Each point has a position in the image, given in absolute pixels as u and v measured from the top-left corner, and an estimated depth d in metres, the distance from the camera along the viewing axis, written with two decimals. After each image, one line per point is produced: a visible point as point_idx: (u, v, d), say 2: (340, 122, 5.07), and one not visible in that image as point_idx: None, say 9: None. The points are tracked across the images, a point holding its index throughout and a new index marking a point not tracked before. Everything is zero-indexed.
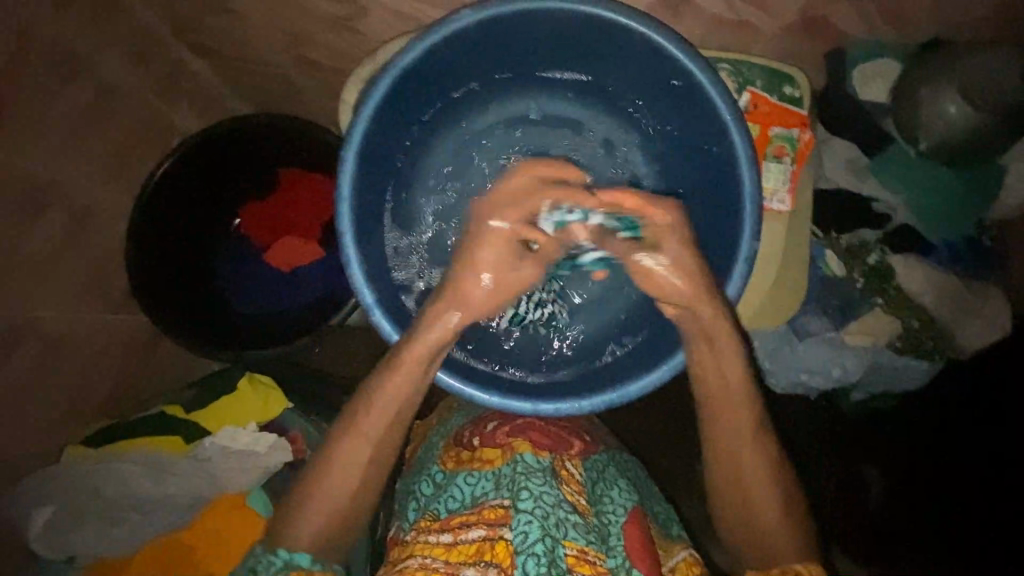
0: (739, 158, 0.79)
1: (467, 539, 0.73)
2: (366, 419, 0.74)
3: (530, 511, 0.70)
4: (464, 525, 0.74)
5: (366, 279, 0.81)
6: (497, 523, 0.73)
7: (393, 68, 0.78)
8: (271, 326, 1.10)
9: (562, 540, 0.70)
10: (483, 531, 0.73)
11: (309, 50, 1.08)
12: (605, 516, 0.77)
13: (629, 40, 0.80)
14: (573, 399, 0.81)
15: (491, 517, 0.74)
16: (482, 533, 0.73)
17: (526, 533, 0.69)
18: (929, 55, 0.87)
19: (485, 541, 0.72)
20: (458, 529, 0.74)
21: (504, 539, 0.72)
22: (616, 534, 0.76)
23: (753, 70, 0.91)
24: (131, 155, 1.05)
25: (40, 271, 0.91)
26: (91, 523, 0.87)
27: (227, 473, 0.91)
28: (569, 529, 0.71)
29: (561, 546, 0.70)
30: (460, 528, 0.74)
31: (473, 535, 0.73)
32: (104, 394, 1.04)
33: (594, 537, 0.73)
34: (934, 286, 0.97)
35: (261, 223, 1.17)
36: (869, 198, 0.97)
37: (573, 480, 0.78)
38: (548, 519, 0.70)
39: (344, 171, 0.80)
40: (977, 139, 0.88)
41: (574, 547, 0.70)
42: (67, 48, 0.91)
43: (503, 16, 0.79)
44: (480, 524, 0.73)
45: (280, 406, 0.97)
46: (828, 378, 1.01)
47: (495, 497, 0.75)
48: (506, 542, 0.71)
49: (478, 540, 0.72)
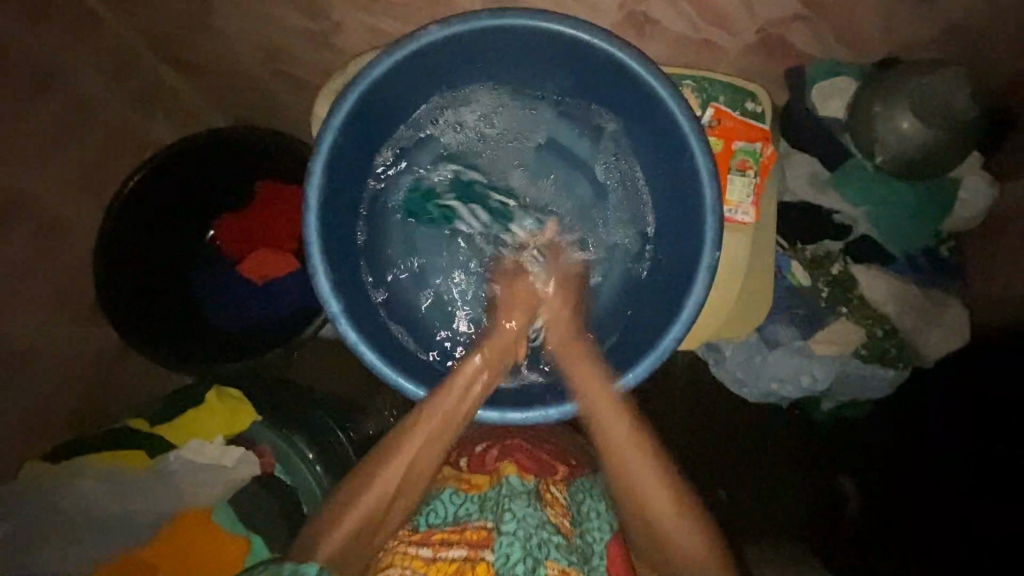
0: (700, 170, 0.81)
1: (447, 557, 0.72)
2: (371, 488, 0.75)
3: (513, 534, 0.70)
4: (445, 542, 0.73)
5: (334, 289, 0.81)
6: (480, 544, 0.72)
7: (364, 80, 0.79)
8: (247, 339, 1.10)
9: (543, 561, 0.70)
10: (465, 550, 0.72)
11: (286, 65, 1.08)
12: (589, 535, 0.78)
13: (593, 57, 0.82)
14: (541, 407, 0.82)
15: (474, 538, 0.73)
16: (463, 553, 0.72)
17: (509, 554, 0.70)
18: (882, 73, 0.89)
19: (465, 561, 0.71)
20: (439, 545, 0.73)
21: (485, 561, 0.71)
22: (598, 554, 0.77)
23: (716, 86, 0.93)
24: (105, 167, 1.06)
25: (8, 283, 0.90)
26: (50, 543, 0.84)
27: (196, 487, 0.90)
28: (551, 550, 0.72)
29: (542, 567, 0.70)
30: (440, 544, 0.73)
31: (455, 553, 0.72)
32: (69, 409, 1.01)
33: (575, 558, 0.73)
34: (895, 298, 1.00)
35: (234, 236, 1.17)
36: (831, 211, 1.00)
37: (557, 503, 0.78)
38: (530, 541, 0.71)
39: (314, 177, 0.81)
40: (931, 153, 0.89)
41: (555, 568, 0.71)
42: (42, 59, 0.91)
43: (474, 33, 0.80)
44: (462, 544, 0.73)
45: (249, 420, 0.96)
46: (796, 387, 1.03)
47: (479, 519, 0.75)
48: (488, 563, 0.71)
49: (458, 560, 0.72)
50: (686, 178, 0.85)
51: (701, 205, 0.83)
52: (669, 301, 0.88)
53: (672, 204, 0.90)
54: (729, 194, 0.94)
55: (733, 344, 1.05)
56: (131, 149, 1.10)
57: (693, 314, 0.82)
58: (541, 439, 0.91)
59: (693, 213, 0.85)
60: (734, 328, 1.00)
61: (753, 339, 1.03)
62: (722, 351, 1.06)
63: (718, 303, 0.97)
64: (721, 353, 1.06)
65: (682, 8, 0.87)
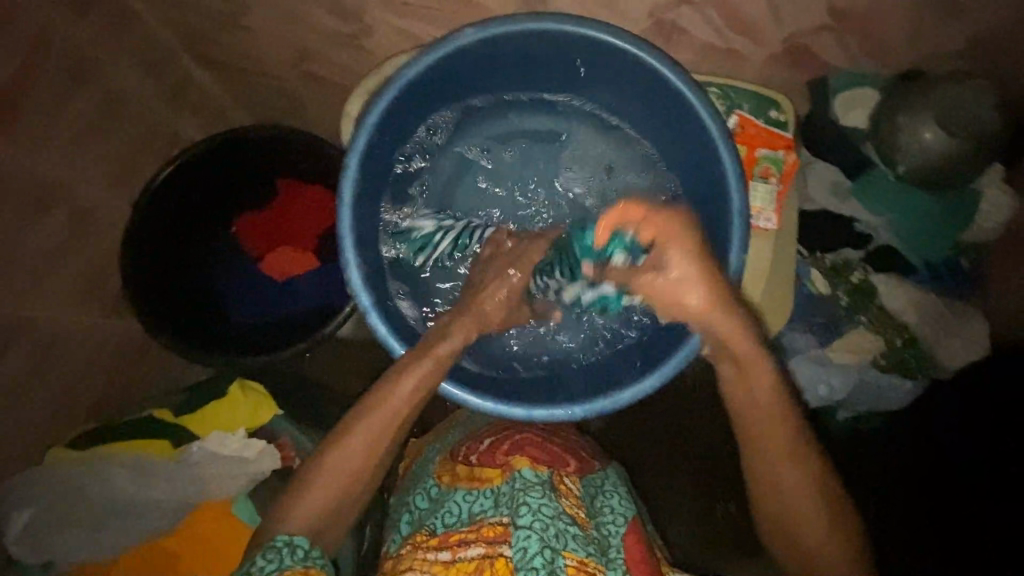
0: (727, 172, 0.82)
1: (465, 556, 0.73)
2: (342, 457, 0.73)
3: (529, 527, 0.70)
4: (462, 542, 0.74)
5: (364, 282, 0.82)
6: (497, 540, 0.73)
7: (401, 78, 0.80)
8: (263, 336, 1.11)
9: (561, 551, 0.70)
10: (482, 548, 0.73)
11: (316, 66, 1.10)
12: (605, 528, 0.78)
13: (622, 60, 0.83)
14: (565, 405, 0.81)
15: (490, 534, 0.74)
16: (481, 550, 0.73)
17: (526, 547, 0.69)
18: (906, 84, 0.90)
19: (484, 559, 0.72)
20: (457, 547, 0.74)
21: (505, 556, 0.72)
22: (615, 546, 0.76)
23: (739, 94, 0.94)
24: (135, 162, 1.08)
25: (38, 272, 0.91)
26: (72, 529, 0.85)
27: (217, 479, 0.89)
28: (569, 540, 0.71)
29: (560, 558, 0.69)
30: (458, 545, 0.74)
31: (473, 552, 0.73)
32: (93, 398, 1.03)
33: (593, 548, 0.73)
34: (914, 307, 1.00)
35: (255, 232, 1.18)
36: (852, 219, 1.00)
37: (571, 494, 0.79)
38: (547, 533, 0.70)
39: (348, 173, 0.82)
40: (956, 166, 0.89)
41: (574, 558, 0.70)
42: (80, 55, 0.93)
43: (508, 34, 0.82)
44: (479, 542, 0.73)
45: (271, 413, 0.95)
46: (814, 397, 1.04)
47: (494, 514, 0.75)
48: (506, 558, 0.71)
49: (476, 558, 0.72)
50: (712, 181, 0.86)
51: (727, 207, 0.84)
52: None
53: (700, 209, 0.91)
54: (752, 200, 0.95)
55: None
56: (160, 146, 1.12)
57: None
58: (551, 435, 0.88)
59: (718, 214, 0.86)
60: (757, 334, 0.99)
61: (770, 346, 1.03)
62: None
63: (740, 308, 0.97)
64: None
65: (710, 17, 0.89)
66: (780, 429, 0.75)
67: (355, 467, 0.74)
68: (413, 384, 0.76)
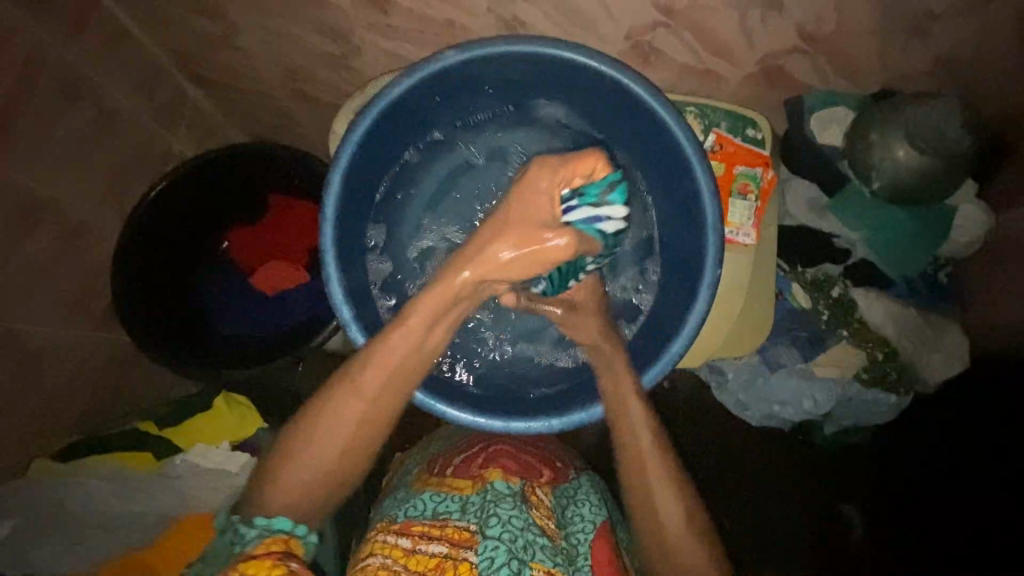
0: (701, 190, 0.84)
1: (427, 551, 0.73)
2: (331, 427, 0.73)
3: (498, 538, 0.72)
4: (425, 537, 0.74)
5: (346, 295, 0.84)
6: (462, 544, 0.74)
7: (383, 98, 0.82)
8: (253, 348, 1.12)
9: (529, 562, 0.72)
10: (445, 547, 0.73)
11: (307, 85, 1.13)
12: (574, 538, 0.79)
13: (601, 81, 0.85)
14: (543, 417, 0.82)
15: (456, 537, 0.74)
16: (443, 549, 0.73)
17: (493, 557, 0.71)
18: (878, 104, 0.92)
19: (447, 558, 0.73)
20: (418, 538, 0.74)
21: (468, 560, 0.72)
22: (583, 554, 0.77)
23: (717, 113, 0.96)
24: (128, 176, 1.10)
25: (29, 286, 0.93)
26: (54, 543, 0.84)
27: (200, 491, 0.90)
28: (536, 551, 0.73)
29: (527, 569, 0.71)
30: (421, 537, 0.74)
31: (434, 549, 0.73)
32: (81, 408, 1.04)
33: (560, 560, 0.74)
34: (894, 321, 1.01)
35: (249, 247, 1.21)
36: (830, 234, 1.02)
37: (542, 505, 0.80)
38: (516, 544, 0.72)
39: (331, 188, 0.84)
40: (931, 183, 0.91)
41: (541, 569, 0.72)
42: (74, 74, 0.96)
43: (489, 56, 0.84)
44: (443, 541, 0.74)
45: (255, 426, 0.97)
46: (798, 410, 1.05)
47: (461, 519, 0.76)
48: (470, 563, 0.72)
49: (438, 555, 0.73)
50: (687, 198, 0.88)
51: (701, 223, 0.86)
52: (671, 318, 0.91)
53: (677, 224, 0.93)
54: (730, 216, 0.97)
55: (737, 364, 1.06)
56: (153, 161, 1.15)
57: (694, 330, 0.84)
58: (528, 445, 0.90)
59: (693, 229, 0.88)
60: (734, 346, 1.01)
61: (755, 360, 1.05)
62: (725, 373, 1.08)
63: (718, 324, 0.99)
64: (723, 376, 1.08)
65: (687, 39, 0.91)
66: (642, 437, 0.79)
67: (349, 439, 0.74)
68: (399, 347, 0.75)
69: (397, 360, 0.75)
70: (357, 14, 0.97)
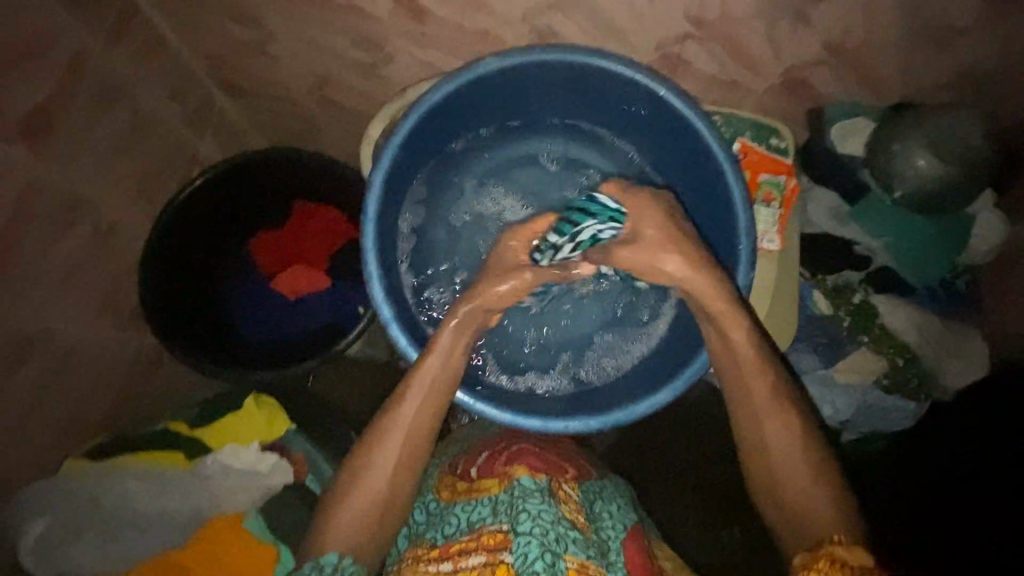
0: (734, 195, 0.86)
1: (467, 565, 0.72)
2: (376, 461, 0.76)
3: (529, 533, 0.70)
4: (464, 552, 0.74)
5: (386, 295, 0.85)
6: (496, 548, 0.72)
7: (425, 103, 0.85)
8: (280, 350, 1.13)
9: (562, 555, 0.70)
10: (483, 556, 0.72)
11: (337, 93, 1.15)
12: (604, 532, 0.78)
13: (634, 89, 0.88)
14: (583, 417, 0.84)
15: (490, 542, 0.73)
16: (482, 559, 0.72)
17: (526, 553, 0.69)
18: (899, 115, 0.94)
19: (485, 566, 0.71)
20: (457, 557, 0.74)
21: (504, 562, 0.71)
22: (615, 550, 0.77)
23: (741, 123, 0.99)
24: (158, 179, 1.11)
25: (60, 285, 0.93)
26: (86, 541, 0.85)
27: (231, 492, 0.90)
28: (569, 545, 0.71)
29: (561, 561, 0.69)
30: (459, 555, 0.74)
31: (474, 561, 0.72)
32: (106, 409, 1.03)
33: (594, 552, 0.73)
34: (916, 326, 1.03)
35: (272, 251, 1.19)
36: (852, 241, 1.03)
37: (570, 499, 0.79)
38: (548, 538, 0.70)
39: (372, 191, 0.86)
40: (951, 191, 0.94)
41: (575, 562, 0.70)
42: (111, 78, 0.98)
43: (527, 63, 0.86)
44: (480, 550, 0.73)
45: (285, 427, 0.96)
46: (820, 417, 1.06)
47: (493, 522, 0.75)
48: (507, 564, 0.71)
49: (478, 566, 0.72)
50: (720, 204, 0.90)
51: (734, 227, 0.88)
52: None
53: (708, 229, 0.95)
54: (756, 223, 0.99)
55: None
56: (182, 165, 1.16)
57: None
58: (553, 445, 0.90)
59: (727, 232, 0.90)
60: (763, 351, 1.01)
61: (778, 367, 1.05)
62: None
63: None
64: None
65: (714, 51, 0.94)
66: (771, 412, 0.76)
67: (398, 471, 0.77)
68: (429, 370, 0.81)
69: (439, 374, 0.82)
70: (392, 24, 0.99)
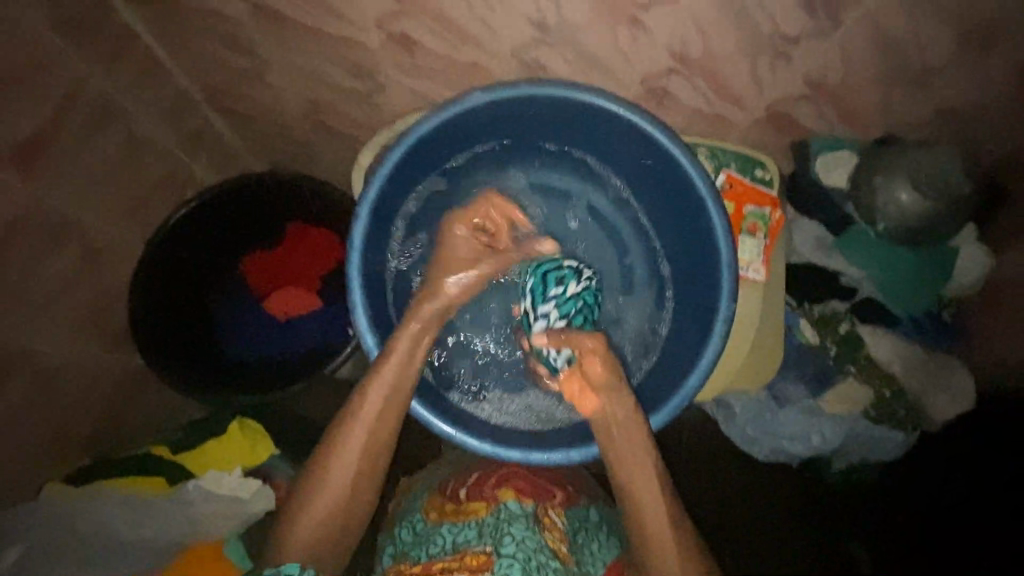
0: (715, 229, 0.87)
1: None
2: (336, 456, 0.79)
3: (512, 556, 0.72)
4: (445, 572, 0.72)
5: (369, 324, 0.86)
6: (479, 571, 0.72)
7: (412, 135, 0.86)
8: (268, 371, 1.14)
9: None
10: None
11: (330, 118, 1.17)
12: (586, 567, 0.77)
13: (618, 123, 0.89)
14: (562, 449, 0.83)
15: (474, 563, 0.73)
16: None
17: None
18: (880, 149, 0.96)
19: None
20: None
21: None
22: None
23: (726, 155, 1.01)
24: (151, 201, 1.13)
25: (50, 307, 0.94)
26: (62, 566, 0.83)
27: (212, 518, 0.89)
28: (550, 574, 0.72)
29: None
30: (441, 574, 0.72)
31: None
32: (91, 429, 1.03)
33: None
34: (902, 357, 1.03)
35: (261, 273, 1.18)
36: (837, 272, 1.05)
37: (554, 528, 0.80)
38: (530, 564, 0.72)
39: (358, 220, 0.87)
40: (932, 224, 0.95)
41: None
42: (107, 104, 1.00)
43: (513, 98, 0.88)
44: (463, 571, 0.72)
45: (267, 450, 0.97)
46: (808, 446, 1.06)
47: (478, 544, 0.75)
48: None
49: None
50: (702, 236, 0.91)
51: (716, 261, 0.88)
52: (686, 357, 0.93)
53: (692, 263, 0.96)
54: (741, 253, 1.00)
55: (744, 399, 1.08)
56: (176, 187, 1.18)
57: (709, 365, 0.86)
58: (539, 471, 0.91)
59: (709, 265, 0.90)
60: (750, 377, 1.02)
61: (763, 395, 1.07)
62: (733, 407, 1.09)
63: (730, 360, 1.01)
64: (731, 410, 1.09)
65: (698, 85, 0.96)
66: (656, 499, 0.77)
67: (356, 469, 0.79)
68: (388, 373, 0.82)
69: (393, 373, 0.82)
70: (384, 55, 1.01)
